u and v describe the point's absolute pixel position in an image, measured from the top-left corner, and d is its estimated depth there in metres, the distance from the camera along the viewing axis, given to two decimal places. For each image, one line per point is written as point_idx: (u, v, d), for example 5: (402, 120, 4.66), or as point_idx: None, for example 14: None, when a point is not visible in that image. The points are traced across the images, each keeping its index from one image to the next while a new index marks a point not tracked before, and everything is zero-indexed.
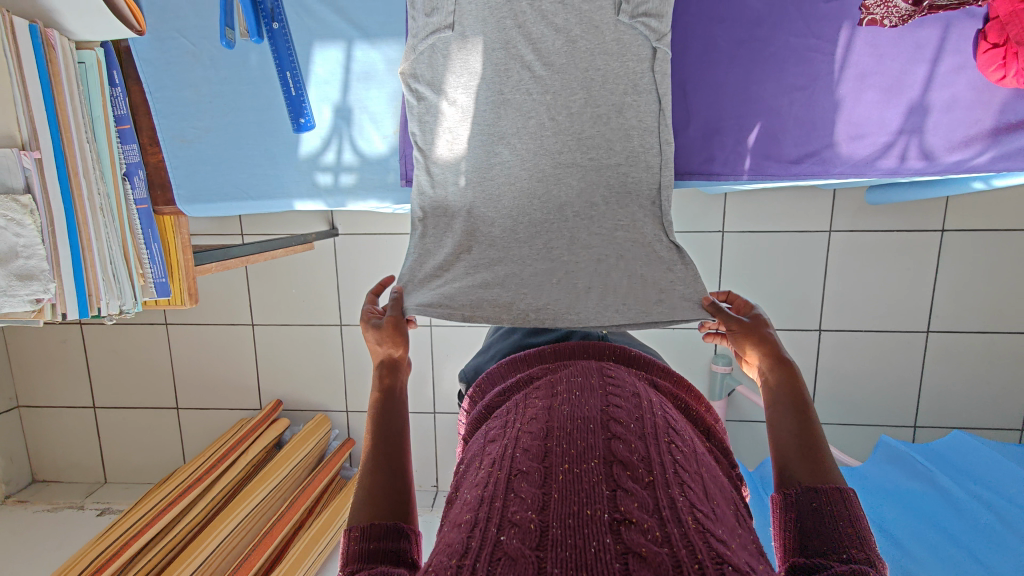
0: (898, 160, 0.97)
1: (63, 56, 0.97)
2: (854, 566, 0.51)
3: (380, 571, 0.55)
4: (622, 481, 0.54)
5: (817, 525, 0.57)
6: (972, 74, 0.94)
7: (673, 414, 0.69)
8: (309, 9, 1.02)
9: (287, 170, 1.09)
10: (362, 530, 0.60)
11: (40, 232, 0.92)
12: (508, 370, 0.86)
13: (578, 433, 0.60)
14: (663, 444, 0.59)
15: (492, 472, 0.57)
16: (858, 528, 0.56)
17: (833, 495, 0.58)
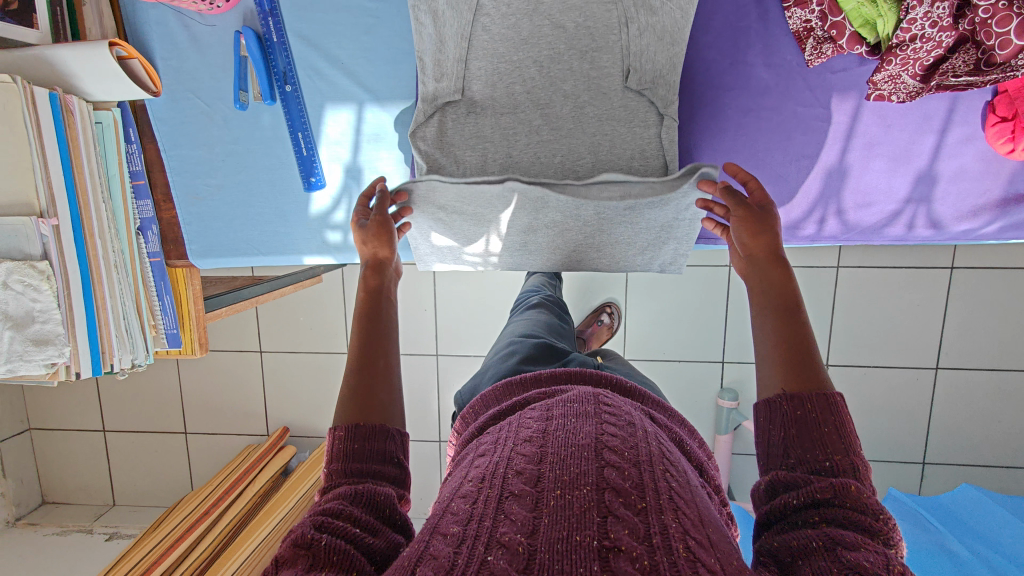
0: (905, 229, 0.98)
1: (82, 119, 0.99)
2: (835, 481, 0.53)
3: (366, 491, 0.60)
4: (613, 506, 0.53)
5: (800, 433, 0.58)
6: (980, 144, 0.94)
7: (668, 444, 0.68)
8: (320, 72, 1.03)
9: (298, 228, 1.10)
10: (349, 434, 0.65)
11: (57, 297, 0.94)
12: (502, 394, 0.87)
13: (572, 456, 0.59)
14: (658, 471, 0.58)
15: (482, 490, 0.57)
16: (841, 433, 0.56)
17: (817, 402, 0.58)
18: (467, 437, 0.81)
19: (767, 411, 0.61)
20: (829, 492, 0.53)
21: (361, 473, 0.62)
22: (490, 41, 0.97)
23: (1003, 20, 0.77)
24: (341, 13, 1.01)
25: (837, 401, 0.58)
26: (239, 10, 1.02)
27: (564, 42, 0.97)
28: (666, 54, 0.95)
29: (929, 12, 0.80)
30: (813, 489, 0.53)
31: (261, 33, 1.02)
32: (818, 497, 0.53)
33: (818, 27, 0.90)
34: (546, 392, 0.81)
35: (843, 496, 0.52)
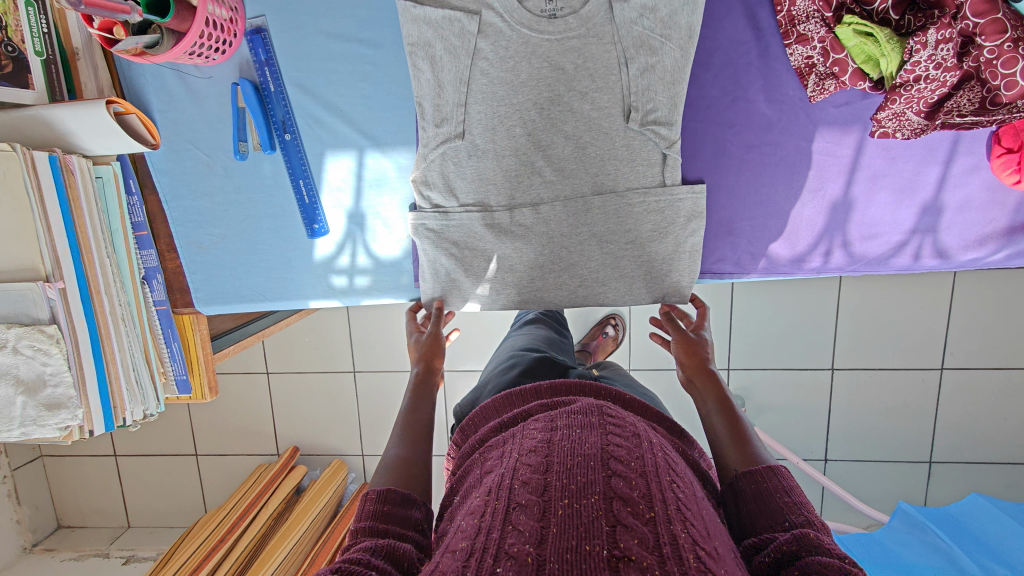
0: (912, 258, 0.98)
1: (83, 177, 0.98)
2: (796, 532, 0.58)
3: (387, 545, 0.61)
4: (621, 516, 0.54)
5: (758, 504, 0.65)
6: (986, 174, 0.93)
7: (672, 453, 0.69)
8: (319, 120, 1.02)
9: (303, 274, 1.10)
10: (380, 495, 0.68)
11: (67, 359, 0.94)
12: (503, 405, 0.88)
13: (578, 466, 0.59)
14: (664, 482, 0.60)
15: (489, 502, 0.58)
16: (792, 495, 0.64)
17: (764, 471, 0.67)
18: (469, 448, 0.82)
19: (731, 495, 0.69)
20: (794, 542, 0.57)
21: (385, 531, 0.65)
22: (489, 84, 0.97)
23: (1008, 61, 0.76)
24: (338, 60, 1.00)
25: (781, 470, 0.67)
26: (235, 60, 1.01)
27: (564, 83, 0.96)
28: (667, 93, 0.94)
29: (933, 54, 0.80)
30: (779, 542, 0.58)
31: (258, 84, 1.01)
32: (787, 549, 0.57)
33: (820, 63, 0.90)
34: (547, 404, 0.82)
35: (808, 545, 0.56)
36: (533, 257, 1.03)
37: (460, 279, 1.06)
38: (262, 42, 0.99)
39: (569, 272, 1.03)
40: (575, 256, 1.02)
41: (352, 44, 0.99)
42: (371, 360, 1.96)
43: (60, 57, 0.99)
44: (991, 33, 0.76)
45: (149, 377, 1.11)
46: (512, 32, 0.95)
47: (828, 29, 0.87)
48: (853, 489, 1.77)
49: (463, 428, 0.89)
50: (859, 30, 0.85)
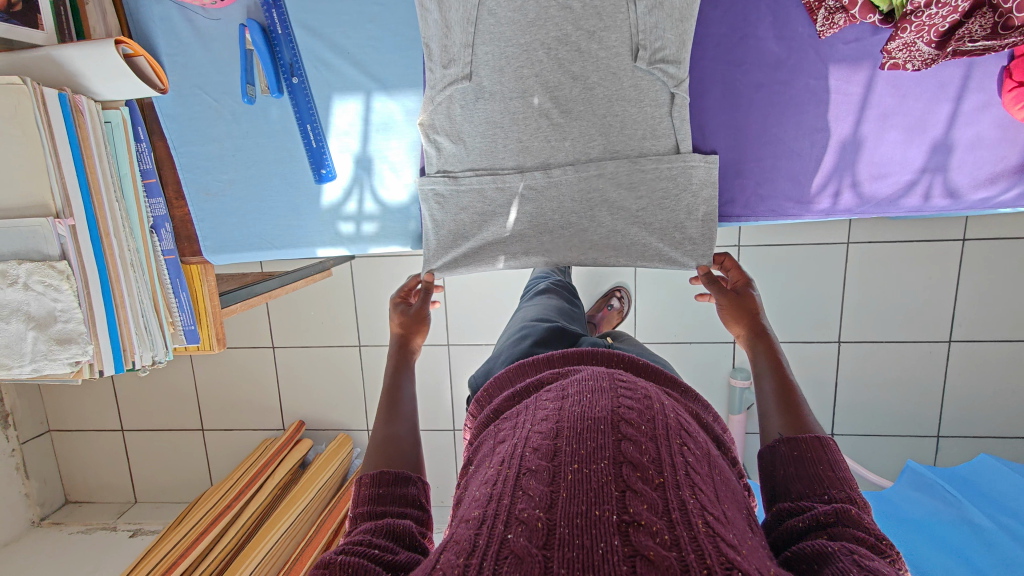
0: (922, 199, 0.97)
1: (91, 119, 0.99)
2: (836, 505, 0.56)
3: (386, 524, 0.61)
4: (631, 481, 0.53)
5: (798, 472, 0.63)
6: (997, 111, 0.93)
7: (685, 416, 0.68)
8: (326, 62, 1.02)
9: (310, 220, 1.10)
10: (374, 478, 0.67)
11: (78, 296, 0.95)
12: (515, 375, 0.88)
13: (588, 431, 0.58)
14: (674, 445, 0.58)
15: (501, 470, 0.57)
16: (837, 469, 0.61)
17: (811, 442, 0.64)
18: (484, 419, 0.81)
19: (767, 459, 0.67)
20: (832, 514, 0.56)
21: (384, 512, 0.64)
22: (496, 24, 0.97)
23: None
24: (346, 2, 1.00)
25: (829, 443, 0.64)
26: (243, 3, 1.01)
27: (571, 23, 0.96)
28: (676, 31, 0.94)
29: None
30: (817, 511, 0.56)
31: (266, 26, 1.01)
32: (823, 519, 0.56)
33: None
34: (558, 372, 0.81)
35: (845, 518, 0.55)
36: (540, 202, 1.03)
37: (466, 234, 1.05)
38: None
39: (580, 237, 1.03)
40: (586, 221, 1.02)
41: None
42: (376, 332, 1.97)
43: None
44: None
45: (158, 325, 1.12)
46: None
47: None
48: (859, 460, 1.76)
49: (478, 398, 0.89)
50: None
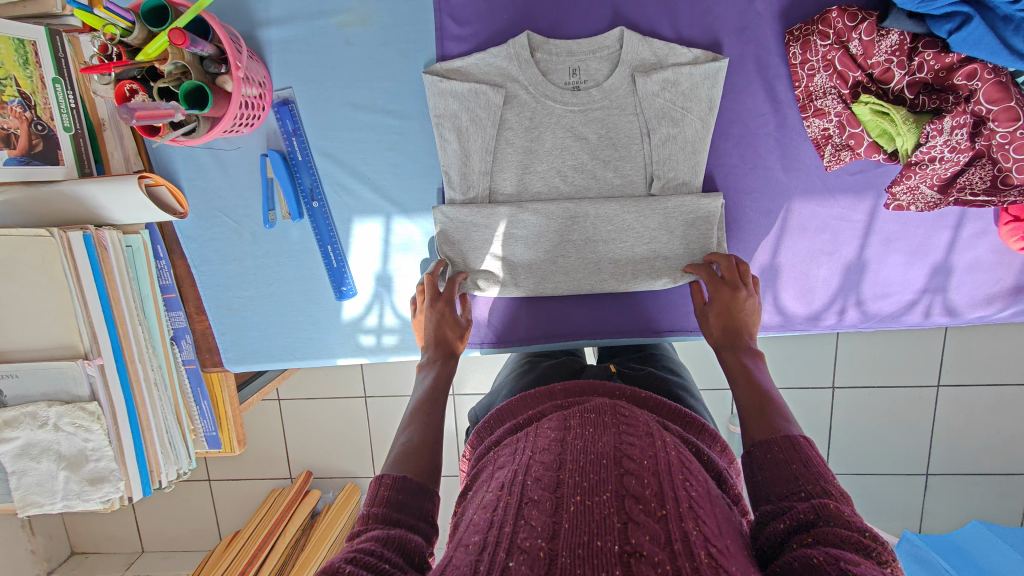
0: (923, 316, 1.01)
1: (114, 249, 0.99)
2: (815, 501, 0.54)
3: (399, 535, 0.56)
4: (633, 512, 0.51)
5: (773, 473, 0.60)
6: (994, 238, 0.97)
7: (688, 452, 0.65)
8: (346, 187, 1.04)
9: (331, 333, 1.12)
10: (397, 483, 0.63)
11: (108, 434, 0.96)
12: (518, 407, 0.83)
13: (591, 464, 0.57)
14: (678, 479, 0.56)
15: (501, 497, 0.56)
16: (811, 466, 0.58)
17: (781, 444, 0.61)
18: (484, 450, 0.78)
19: (745, 469, 0.64)
20: (812, 512, 0.53)
21: (398, 518, 0.60)
22: (514, 153, 0.98)
23: (1021, 147, 0.79)
24: (366, 131, 1.01)
25: (799, 442, 0.62)
26: (263, 131, 1.02)
27: (587, 152, 0.97)
28: (689, 162, 0.96)
29: (949, 138, 0.82)
30: (797, 511, 0.54)
31: (286, 154, 1.02)
32: (803, 517, 0.53)
33: (836, 135, 0.92)
34: (561, 403, 0.77)
35: (826, 515, 0.52)
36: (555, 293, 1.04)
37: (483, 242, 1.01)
38: (290, 114, 1.00)
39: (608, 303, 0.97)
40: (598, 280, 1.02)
41: (380, 115, 1.00)
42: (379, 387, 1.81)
43: (88, 129, 1.00)
44: (1004, 119, 0.79)
45: (181, 436, 1.13)
46: (538, 104, 0.96)
47: (846, 105, 0.89)
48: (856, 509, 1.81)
49: (478, 429, 0.84)
50: (874, 108, 0.87)
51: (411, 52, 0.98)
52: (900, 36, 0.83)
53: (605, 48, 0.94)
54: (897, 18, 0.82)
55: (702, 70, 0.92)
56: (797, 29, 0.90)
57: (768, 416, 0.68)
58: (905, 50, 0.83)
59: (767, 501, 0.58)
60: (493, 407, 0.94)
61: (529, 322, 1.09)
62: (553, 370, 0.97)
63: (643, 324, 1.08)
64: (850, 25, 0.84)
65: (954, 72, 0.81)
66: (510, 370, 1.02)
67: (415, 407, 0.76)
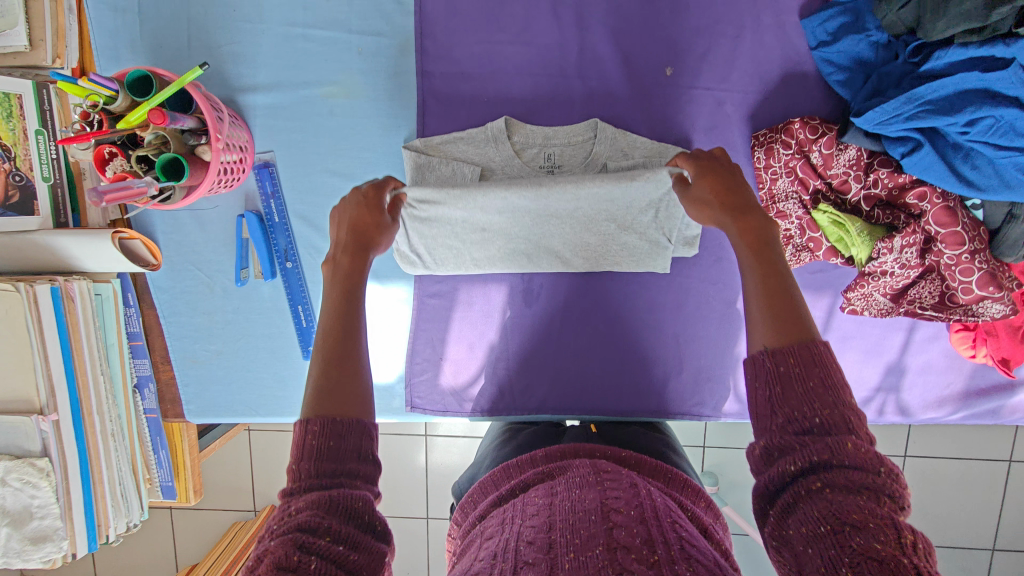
0: (878, 414, 1.04)
1: (82, 300, 0.98)
2: (834, 440, 0.51)
3: (340, 494, 0.52)
4: (625, 560, 0.54)
5: (785, 387, 0.54)
6: (945, 343, 1.01)
7: (672, 505, 0.67)
8: (321, 251, 1.05)
9: (297, 392, 1.12)
10: (324, 429, 0.55)
11: (56, 492, 0.95)
12: (501, 478, 0.82)
13: (581, 521, 0.59)
14: (665, 525, 0.59)
15: (496, 563, 0.57)
16: (831, 385, 0.53)
17: (800, 352, 0.55)
18: (469, 526, 0.76)
19: (753, 373, 0.57)
20: (826, 452, 0.50)
21: (334, 473, 0.54)
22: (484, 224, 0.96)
23: (966, 270, 0.83)
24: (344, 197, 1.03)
25: (821, 352, 0.55)
26: (242, 192, 1.03)
27: (559, 239, 0.97)
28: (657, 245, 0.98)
29: (898, 257, 0.86)
30: (811, 451, 0.51)
31: (263, 215, 1.03)
32: (818, 459, 0.50)
33: (797, 237, 0.94)
34: (543, 471, 0.78)
35: (841, 453, 0.50)
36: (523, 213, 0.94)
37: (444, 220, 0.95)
38: (270, 176, 1.01)
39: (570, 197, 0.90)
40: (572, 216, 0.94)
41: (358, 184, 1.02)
42: None
43: (67, 179, 1.00)
44: (951, 242, 0.83)
45: (135, 486, 1.11)
46: (513, 182, 0.95)
47: (806, 210, 0.92)
48: None
49: (463, 505, 0.83)
50: (832, 217, 0.90)
51: (393, 127, 1.00)
52: (858, 152, 0.87)
53: (580, 137, 0.95)
54: (856, 134, 0.85)
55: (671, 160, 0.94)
56: (762, 134, 0.93)
57: (788, 308, 0.59)
58: (862, 166, 0.87)
59: (774, 428, 0.54)
60: (475, 480, 0.93)
61: (494, 394, 1.09)
62: (533, 439, 0.97)
63: (609, 400, 1.08)
64: (811, 138, 0.88)
65: (906, 192, 0.86)
66: (492, 441, 1.02)
67: (323, 340, 0.63)
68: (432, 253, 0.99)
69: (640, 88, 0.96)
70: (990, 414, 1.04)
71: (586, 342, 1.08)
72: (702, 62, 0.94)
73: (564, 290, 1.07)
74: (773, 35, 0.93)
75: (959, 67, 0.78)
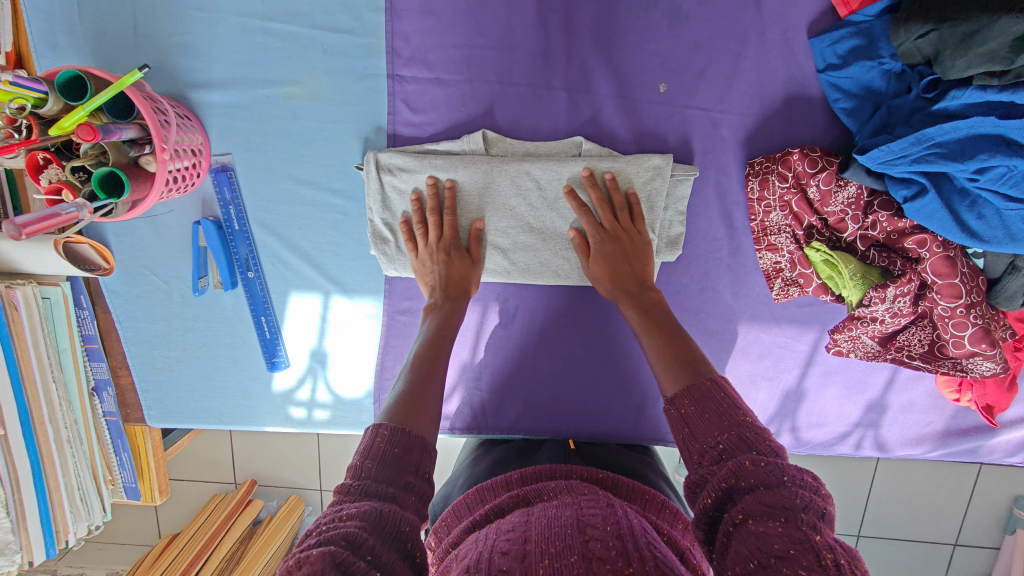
0: (853, 447, 1.02)
1: (28, 307, 0.93)
2: (736, 462, 0.53)
3: (387, 512, 0.50)
4: (600, 572, 0.48)
5: (699, 424, 0.59)
6: (930, 382, 0.98)
7: (649, 526, 0.60)
8: (284, 261, 0.99)
9: (260, 402, 1.08)
10: (393, 434, 0.57)
11: (6, 506, 0.93)
12: (475, 501, 0.74)
13: (556, 532, 0.53)
14: (642, 541, 0.52)
15: (467, 572, 0.50)
16: (732, 412, 0.58)
17: (696, 393, 0.61)
18: (442, 554, 0.67)
19: (671, 426, 0.62)
20: (732, 477, 0.52)
21: (392, 480, 0.54)
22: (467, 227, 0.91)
23: (959, 323, 0.79)
24: (308, 207, 0.96)
25: (720, 383, 0.61)
26: (198, 196, 0.96)
27: (548, 238, 0.91)
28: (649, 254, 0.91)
29: (890, 306, 0.81)
30: (719, 478, 0.53)
31: (221, 222, 0.97)
32: (724, 485, 0.52)
33: (787, 270, 0.89)
34: (518, 494, 0.71)
35: (743, 473, 0.52)
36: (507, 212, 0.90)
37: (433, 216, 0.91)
38: (228, 181, 0.94)
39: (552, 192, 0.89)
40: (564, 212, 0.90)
41: (324, 193, 0.95)
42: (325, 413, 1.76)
43: (7, 177, 0.92)
44: (947, 294, 0.79)
45: (96, 489, 1.08)
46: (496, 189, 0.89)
47: (799, 245, 0.87)
48: None
49: (437, 531, 0.74)
50: (826, 256, 0.85)
51: (362, 133, 0.92)
52: (858, 189, 0.82)
53: (562, 156, 0.89)
54: (857, 171, 0.79)
55: (671, 177, 0.87)
56: (758, 163, 0.87)
57: (690, 361, 0.67)
58: (861, 205, 0.82)
59: (693, 465, 0.57)
60: (450, 502, 0.87)
61: (469, 414, 1.05)
62: (509, 455, 0.93)
63: (586, 422, 1.04)
64: (810, 171, 0.82)
65: (905, 237, 0.81)
66: (466, 461, 0.96)
67: (414, 365, 0.72)
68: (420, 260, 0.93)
69: (630, 104, 0.88)
70: (968, 453, 1.02)
71: (562, 365, 1.03)
72: (698, 80, 0.87)
73: (542, 311, 1.02)
74: (776, 53, 0.86)
75: (974, 110, 0.72)
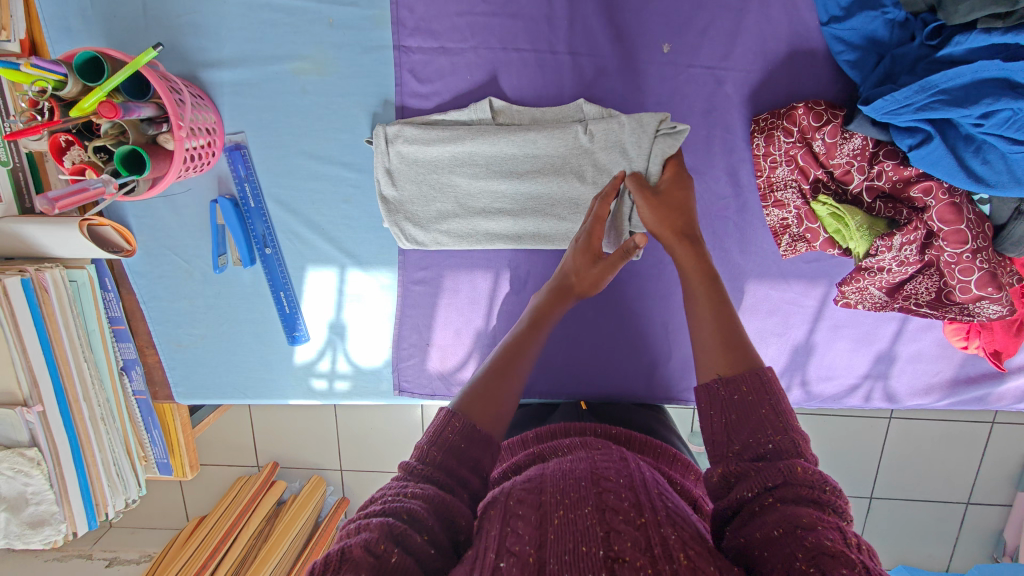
0: (863, 399, 1.04)
1: (57, 289, 0.96)
2: (785, 460, 0.50)
3: (444, 499, 0.51)
4: (613, 521, 0.49)
5: (738, 413, 0.55)
6: (938, 333, 1.00)
7: (657, 476, 0.62)
8: (299, 236, 1.01)
9: (283, 375, 1.11)
10: (464, 426, 0.58)
11: (49, 479, 0.97)
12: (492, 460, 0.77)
13: (570, 483, 0.54)
14: (653, 492, 0.54)
15: (485, 512, 0.53)
16: (780, 413, 0.54)
17: (750, 381, 0.57)
18: None
19: (705, 402, 0.58)
20: (779, 476, 0.49)
21: (449, 472, 0.55)
22: (474, 196, 0.94)
23: (966, 269, 0.80)
24: (321, 181, 0.98)
25: (769, 378, 0.57)
26: (214, 174, 0.98)
27: (557, 206, 0.93)
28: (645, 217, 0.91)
29: (896, 254, 0.83)
30: (766, 475, 0.50)
31: (237, 199, 0.99)
32: (770, 484, 0.49)
33: (794, 226, 0.90)
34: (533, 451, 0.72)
35: (794, 471, 0.49)
36: (512, 179, 0.92)
37: (440, 184, 0.94)
38: (242, 159, 0.96)
39: (559, 158, 0.91)
40: (571, 178, 0.91)
41: (336, 166, 0.97)
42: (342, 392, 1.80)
43: (28, 164, 0.95)
44: (953, 241, 0.80)
45: (131, 465, 1.12)
46: (502, 157, 0.91)
47: (805, 200, 0.87)
48: None
49: None
50: (831, 210, 0.86)
51: (370, 106, 0.94)
52: (864, 140, 0.82)
53: (567, 120, 0.90)
54: (861, 122, 0.79)
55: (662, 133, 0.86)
56: (763, 120, 0.88)
57: (733, 332, 0.63)
58: (866, 155, 0.83)
59: (730, 454, 0.54)
60: None
61: None
62: (522, 417, 0.96)
63: (600, 383, 1.06)
64: (815, 125, 0.83)
65: (910, 186, 0.81)
66: None
67: (503, 351, 0.70)
68: (434, 231, 0.96)
69: (634, 65, 0.89)
70: (977, 402, 1.04)
71: (575, 328, 1.05)
72: (701, 38, 0.88)
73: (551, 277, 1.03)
74: (778, 8, 0.86)
75: (979, 54, 0.72)
